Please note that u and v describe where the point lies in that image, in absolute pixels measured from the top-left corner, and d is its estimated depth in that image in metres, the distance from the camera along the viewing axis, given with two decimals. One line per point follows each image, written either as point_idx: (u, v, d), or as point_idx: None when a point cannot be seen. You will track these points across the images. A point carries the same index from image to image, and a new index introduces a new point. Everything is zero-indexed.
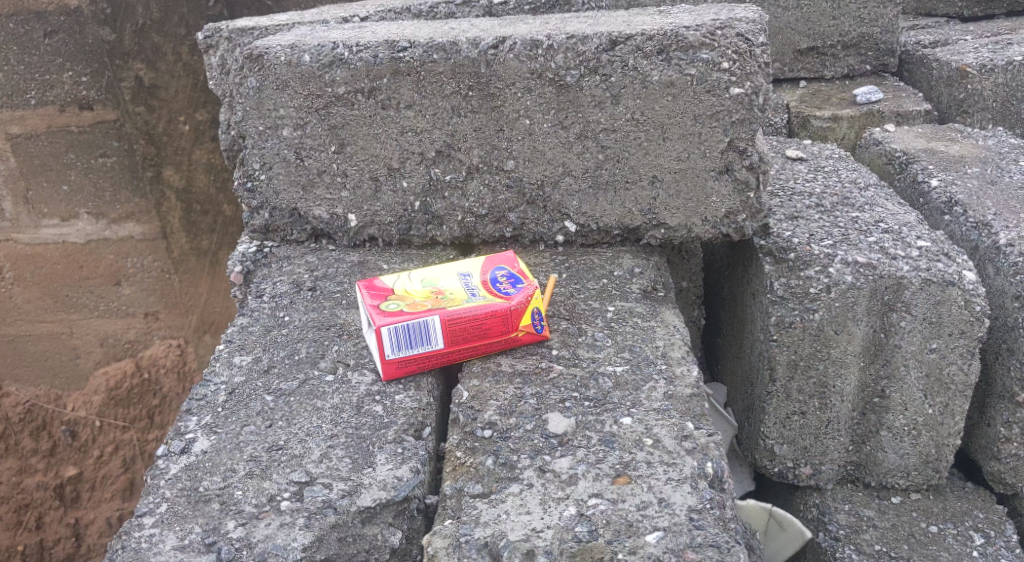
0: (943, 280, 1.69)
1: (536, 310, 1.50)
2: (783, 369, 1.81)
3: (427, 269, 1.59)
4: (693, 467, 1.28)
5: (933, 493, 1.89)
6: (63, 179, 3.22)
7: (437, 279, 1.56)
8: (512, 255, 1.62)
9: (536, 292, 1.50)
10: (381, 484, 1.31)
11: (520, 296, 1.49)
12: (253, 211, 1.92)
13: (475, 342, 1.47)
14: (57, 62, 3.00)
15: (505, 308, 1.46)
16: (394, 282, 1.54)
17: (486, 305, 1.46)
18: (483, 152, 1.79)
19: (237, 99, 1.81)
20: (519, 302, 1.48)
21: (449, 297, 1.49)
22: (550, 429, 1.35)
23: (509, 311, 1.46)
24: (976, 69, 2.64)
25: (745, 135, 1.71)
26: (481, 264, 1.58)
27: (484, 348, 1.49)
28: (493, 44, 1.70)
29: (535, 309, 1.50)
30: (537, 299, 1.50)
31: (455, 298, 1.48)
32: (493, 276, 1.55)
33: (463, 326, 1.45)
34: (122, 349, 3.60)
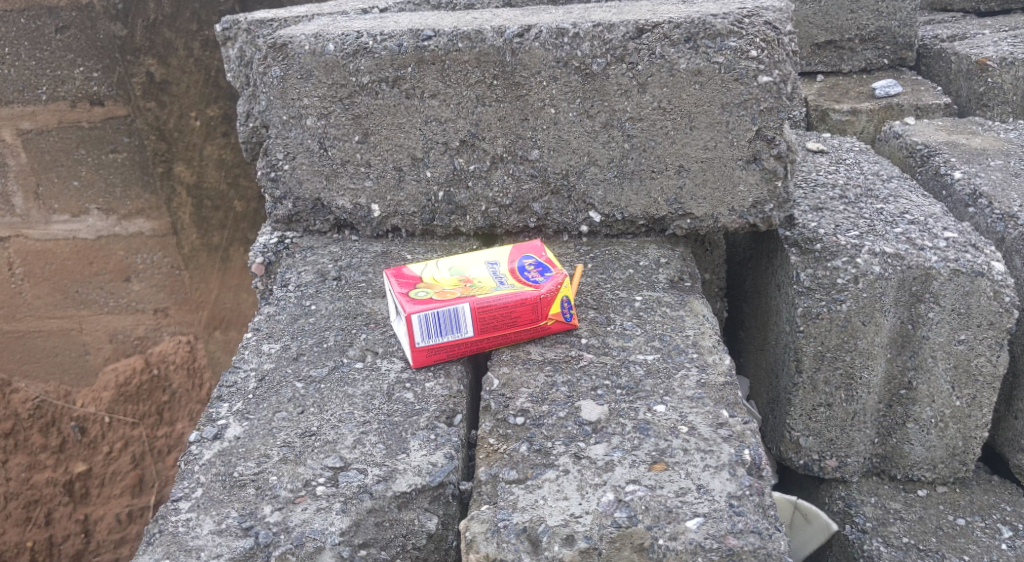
0: (972, 271, 1.69)
1: (566, 298, 1.49)
2: (809, 360, 1.80)
3: (455, 257, 1.58)
4: (730, 454, 1.26)
5: (959, 487, 1.87)
6: (73, 175, 3.22)
7: (465, 267, 1.55)
8: (541, 243, 1.61)
9: (566, 280, 1.49)
10: (416, 470, 1.30)
11: (550, 285, 1.47)
12: (276, 201, 1.91)
13: (504, 331, 1.47)
14: (68, 58, 3.00)
15: (535, 296, 1.45)
16: (422, 271, 1.54)
17: (515, 293, 1.45)
18: (507, 141, 1.78)
19: (261, 89, 1.81)
20: (549, 290, 1.46)
21: (477, 285, 1.49)
22: (583, 417, 1.34)
23: (538, 299, 1.45)
24: (996, 62, 2.63)
25: (773, 124, 1.69)
26: (508, 254, 1.58)
27: (514, 336, 1.48)
28: (518, 33, 1.69)
29: (565, 296, 1.49)
30: (567, 288, 1.49)
31: (484, 287, 1.48)
32: (521, 265, 1.54)
33: (493, 314, 1.44)
34: (133, 345, 3.62)
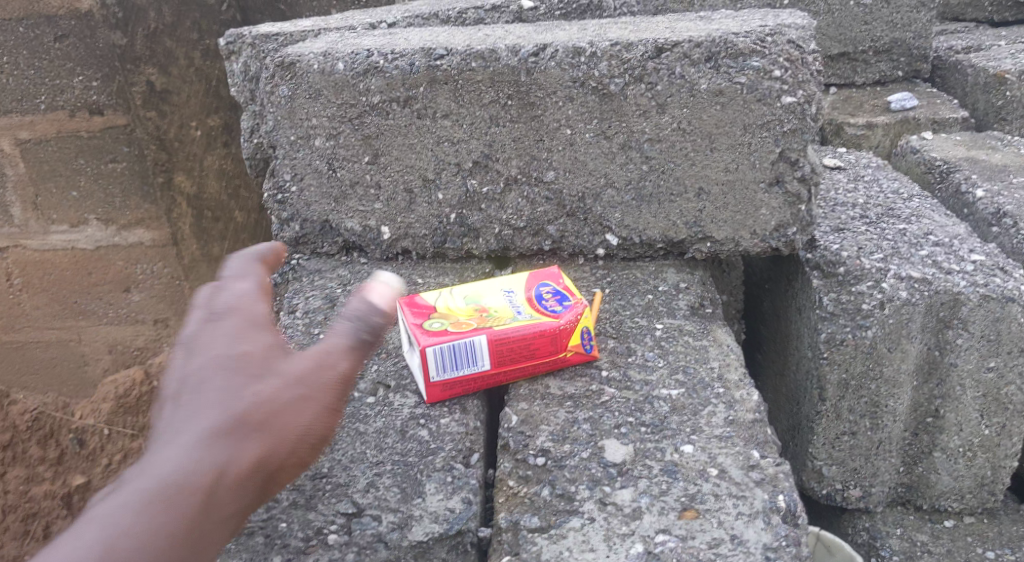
0: (1002, 297, 1.64)
1: (585, 329, 1.43)
2: (833, 389, 1.75)
3: (469, 283, 1.52)
4: (763, 500, 1.23)
5: (988, 517, 1.83)
6: (72, 185, 3.17)
7: (480, 294, 1.48)
8: (558, 269, 1.54)
9: (586, 310, 1.43)
10: (433, 517, 1.25)
11: (570, 315, 1.42)
12: (282, 223, 1.85)
13: (522, 362, 1.41)
14: (67, 66, 2.96)
15: (554, 327, 1.40)
16: (435, 299, 1.47)
17: (533, 324, 1.39)
18: (522, 163, 1.72)
19: (267, 108, 1.76)
20: (568, 320, 1.41)
21: (493, 314, 1.43)
22: (608, 457, 1.30)
23: (557, 330, 1.40)
24: (1014, 75, 2.59)
25: (797, 146, 1.64)
26: (525, 280, 1.51)
27: (532, 368, 1.43)
28: (533, 52, 1.65)
29: (585, 326, 1.43)
30: (587, 317, 1.43)
31: (501, 317, 1.42)
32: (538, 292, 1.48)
33: (510, 346, 1.39)
34: (132, 356, 3.55)
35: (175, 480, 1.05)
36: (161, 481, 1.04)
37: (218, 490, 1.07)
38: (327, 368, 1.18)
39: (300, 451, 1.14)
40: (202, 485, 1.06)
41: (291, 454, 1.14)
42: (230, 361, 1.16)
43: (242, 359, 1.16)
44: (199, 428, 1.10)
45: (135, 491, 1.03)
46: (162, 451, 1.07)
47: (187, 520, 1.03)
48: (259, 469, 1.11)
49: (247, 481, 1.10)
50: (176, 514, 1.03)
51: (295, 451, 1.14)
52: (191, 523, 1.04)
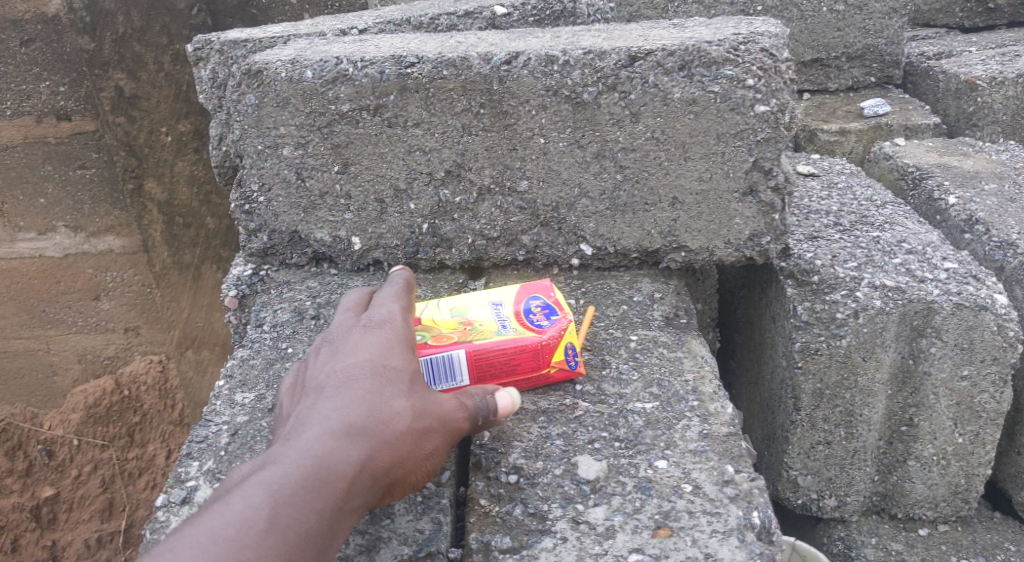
0: (976, 305, 1.63)
1: (571, 345, 1.41)
2: (808, 398, 1.74)
3: (457, 295, 1.51)
4: (738, 517, 1.22)
5: (962, 525, 1.83)
6: (40, 192, 3.10)
7: (467, 307, 1.46)
8: (548, 283, 1.50)
9: (572, 325, 1.41)
10: (403, 538, 1.24)
11: (553, 330, 1.40)
12: (250, 233, 1.82)
13: (504, 378, 1.39)
14: (34, 72, 2.87)
15: (536, 342, 1.38)
16: (421, 312, 1.46)
17: (515, 339, 1.38)
18: (495, 172, 1.70)
19: (234, 117, 1.72)
20: (552, 336, 1.39)
21: (477, 328, 1.41)
22: (581, 475, 1.29)
23: (539, 346, 1.38)
24: (986, 81, 2.60)
25: (770, 155, 1.63)
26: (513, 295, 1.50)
27: (515, 385, 1.40)
28: (506, 60, 1.62)
29: (571, 343, 1.41)
30: (572, 334, 1.41)
31: (483, 331, 1.41)
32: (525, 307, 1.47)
33: (490, 361, 1.37)
34: (102, 365, 3.48)
35: (321, 467, 1.15)
36: (308, 464, 1.15)
37: (354, 486, 1.16)
38: (461, 412, 1.25)
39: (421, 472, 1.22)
40: (342, 478, 1.15)
41: (416, 468, 1.22)
42: (381, 368, 1.25)
43: (389, 371, 1.25)
44: (346, 418, 1.20)
45: (291, 465, 1.15)
46: (313, 434, 1.18)
47: (325, 509, 1.13)
48: (387, 475, 1.20)
49: (375, 484, 1.19)
50: (309, 507, 1.12)
51: (420, 469, 1.23)
52: (328, 509, 1.13)
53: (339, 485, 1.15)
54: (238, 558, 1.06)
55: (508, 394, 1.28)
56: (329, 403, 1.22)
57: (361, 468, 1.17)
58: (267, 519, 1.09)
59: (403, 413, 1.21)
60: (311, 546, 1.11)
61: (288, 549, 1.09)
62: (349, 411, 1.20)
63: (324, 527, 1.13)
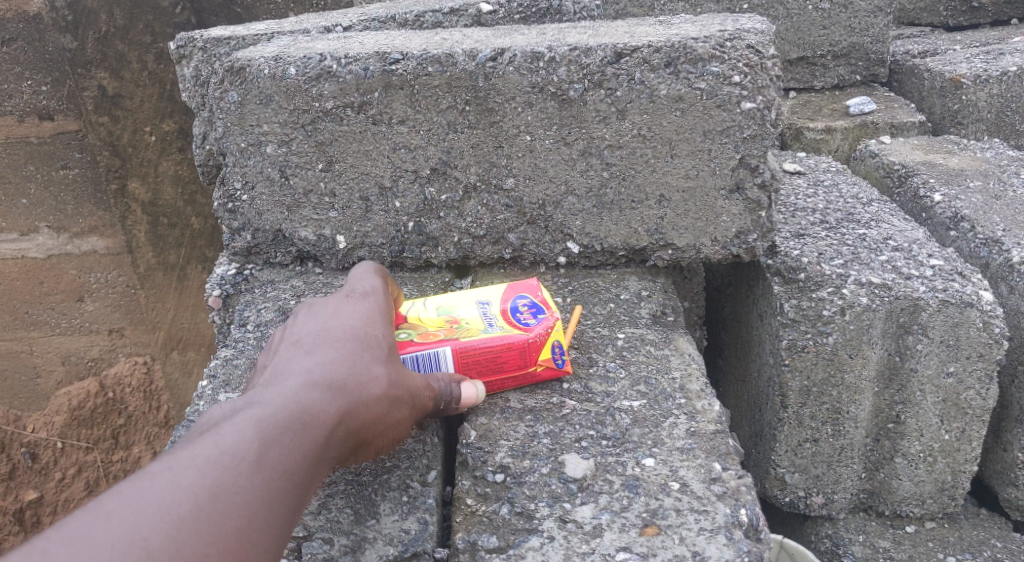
0: (961, 302, 1.63)
1: (557, 343, 1.39)
2: (795, 396, 1.74)
3: (444, 295, 1.50)
4: (726, 515, 1.21)
5: (948, 521, 1.83)
6: (22, 193, 3.03)
7: (454, 306, 1.46)
8: (537, 282, 1.49)
9: (559, 324, 1.39)
10: (388, 538, 1.23)
11: (540, 328, 1.38)
12: (234, 232, 1.80)
13: (490, 376, 1.38)
14: (15, 71, 2.79)
15: (523, 340, 1.36)
16: (409, 309, 1.46)
17: (502, 337, 1.36)
18: (481, 169, 1.69)
19: (217, 114, 1.70)
20: (538, 334, 1.37)
21: (463, 327, 1.40)
22: (568, 473, 1.28)
23: (525, 343, 1.36)
24: (970, 79, 2.61)
25: (757, 152, 1.62)
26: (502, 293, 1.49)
27: (501, 382, 1.39)
28: (492, 56, 1.61)
29: (558, 340, 1.39)
30: (559, 331, 1.39)
31: (471, 328, 1.39)
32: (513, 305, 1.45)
33: (476, 359, 1.36)
34: (86, 367, 3.43)
35: (305, 415, 1.14)
36: (294, 410, 1.14)
37: (331, 439, 1.16)
38: (428, 388, 1.28)
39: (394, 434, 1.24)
40: (325, 427, 1.15)
41: (385, 433, 1.23)
42: (363, 332, 1.27)
43: (367, 336, 1.26)
44: (331, 373, 1.20)
45: (274, 410, 1.13)
46: (297, 384, 1.17)
47: (308, 456, 1.12)
48: (360, 435, 1.20)
49: (348, 443, 1.19)
50: (292, 452, 1.10)
51: (386, 436, 1.24)
52: (310, 458, 1.12)
53: (319, 437, 1.14)
54: (224, 486, 1.03)
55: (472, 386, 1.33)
56: (308, 359, 1.21)
57: (341, 423, 1.16)
58: (252, 459, 1.07)
59: (382, 377, 1.23)
60: (292, 490, 1.09)
61: (271, 488, 1.06)
62: (330, 367, 1.20)
63: (305, 472, 1.11)
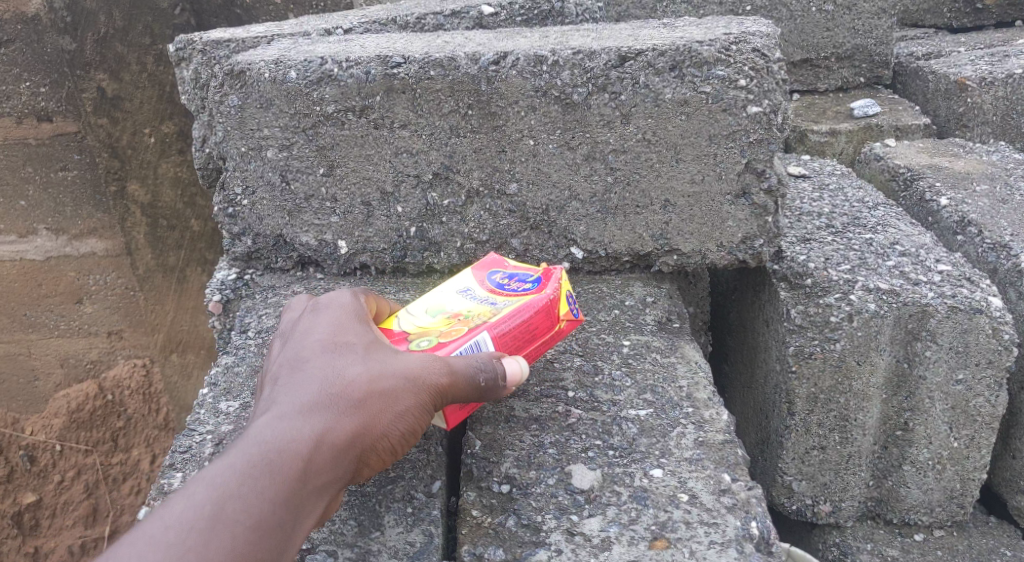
0: (970, 308, 1.62)
1: (569, 292, 1.39)
2: (802, 403, 1.72)
3: (423, 299, 1.44)
4: (736, 528, 1.20)
5: (957, 530, 1.81)
6: (20, 195, 3.00)
7: (445, 305, 1.42)
8: (498, 258, 1.50)
9: (563, 275, 1.39)
10: (393, 551, 1.20)
11: (551, 284, 1.37)
12: (234, 238, 1.78)
13: (528, 347, 1.35)
14: (14, 72, 2.75)
15: (545, 300, 1.34)
16: (403, 323, 1.39)
17: (525, 305, 1.34)
18: (483, 174, 1.67)
19: (217, 118, 1.68)
20: (553, 289, 1.36)
21: (473, 316, 1.36)
22: (575, 484, 1.26)
23: (548, 302, 1.35)
24: (975, 82, 2.59)
25: (764, 156, 1.60)
26: (475, 276, 1.47)
27: (539, 349, 1.36)
28: (494, 60, 1.59)
29: (568, 291, 1.39)
30: (566, 282, 1.39)
31: (486, 312, 1.35)
32: (496, 281, 1.44)
33: (513, 334, 1.32)
34: (85, 370, 3.41)
35: (273, 448, 1.14)
36: (261, 450, 1.14)
37: (315, 459, 1.16)
38: (432, 365, 1.22)
39: (394, 435, 1.21)
40: (298, 456, 1.14)
41: (388, 431, 1.21)
42: (335, 347, 1.25)
43: (344, 345, 1.25)
44: (302, 399, 1.19)
45: (240, 454, 1.14)
46: (267, 420, 1.17)
47: (285, 485, 1.13)
48: (353, 444, 1.18)
49: (341, 456, 1.17)
50: (261, 495, 1.11)
51: (393, 433, 1.21)
52: (284, 489, 1.13)
53: (297, 462, 1.14)
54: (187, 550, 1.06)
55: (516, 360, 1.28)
56: (285, 386, 1.22)
57: (321, 441, 1.16)
58: (215, 514, 1.09)
59: (360, 386, 1.20)
60: (270, 528, 1.10)
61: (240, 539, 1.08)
62: (300, 394, 1.20)
63: (281, 510, 1.12)
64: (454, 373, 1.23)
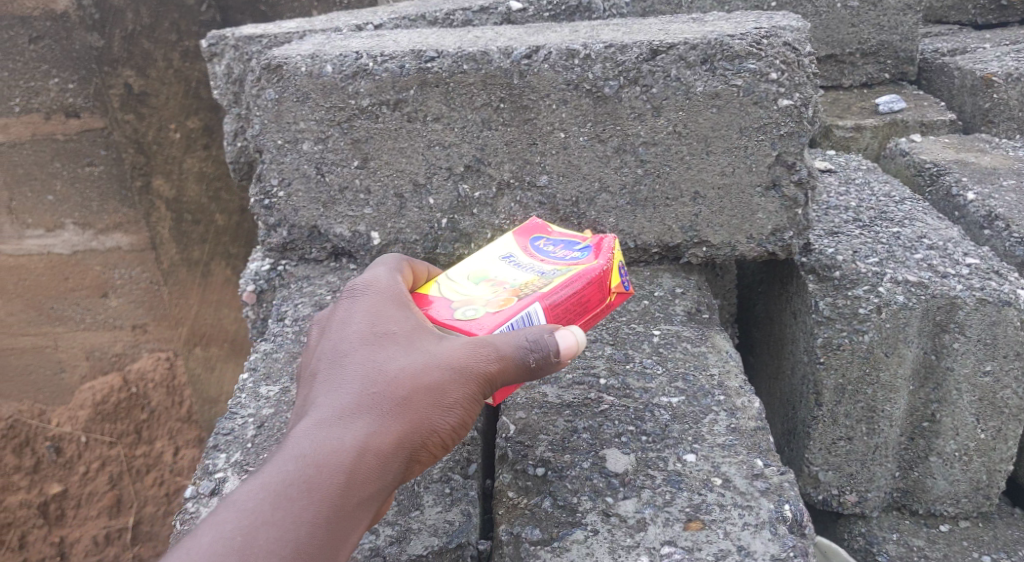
0: (998, 300, 1.63)
1: (621, 265, 1.36)
2: (830, 394, 1.73)
3: (462, 265, 1.41)
4: (769, 510, 1.22)
5: (983, 521, 1.82)
6: (48, 189, 3.05)
7: (488, 271, 1.38)
8: (541, 224, 1.47)
9: (615, 245, 1.36)
10: (432, 530, 1.23)
11: (603, 256, 1.34)
12: (269, 228, 1.81)
13: (579, 318, 1.31)
14: (42, 68, 2.83)
15: (599, 271, 1.31)
16: (445, 291, 1.36)
17: (578, 275, 1.30)
18: (515, 166, 1.70)
19: (254, 111, 1.72)
20: (606, 260, 1.33)
21: (522, 285, 1.33)
22: (609, 468, 1.28)
23: (601, 273, 1.32)
24: (1001, 78, 2.59)
25: (794, 149, 1.62)
26: (516, 244, 1.44)
27: (589, 320, 1.33)
28: (526, 54, 1.62)
29: (619, 264, 1.36)
30: (618, 254, 1.36)
31: (535, 282, 1.32)
32: (540, 251, 1.41)
33: (566, 305, 1.29)
34: (110, 362, 3.45)
35: (319, 456, 1.16)
36: (306, 459, 1.15)
37: (360, 463, 1.17)
38: (478, 353, 1.20)
39: (441, 429, 1.21)
40: (343, 463, 1.16)
41: (436, 425, 1.20)
42: (373, 341, 1.25)
43: (383, 338, 1.25)
44: (343, 403, 1.20)
45: (286, 464, 1.15)
46: (309, 427, 1.18)
47: (334, 492, 1.14)
48: (402, 443, 1.19)
49: (389, 455, 1.18)
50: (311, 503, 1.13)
51: (441, 427, 1.21)
52: (333, 496, 1.14)
53: (342, 468, 1.16)
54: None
55: (572, 330, 1.20)
56: (325, 387, 1.23)
57: (367, 443, 1.17)
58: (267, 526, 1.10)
59: (403, 384, 1.20)
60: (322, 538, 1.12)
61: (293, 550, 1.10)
62: (342, 398, 1.20)
63: (331, 515, 1.14)
64: (504, 357, 1.19)
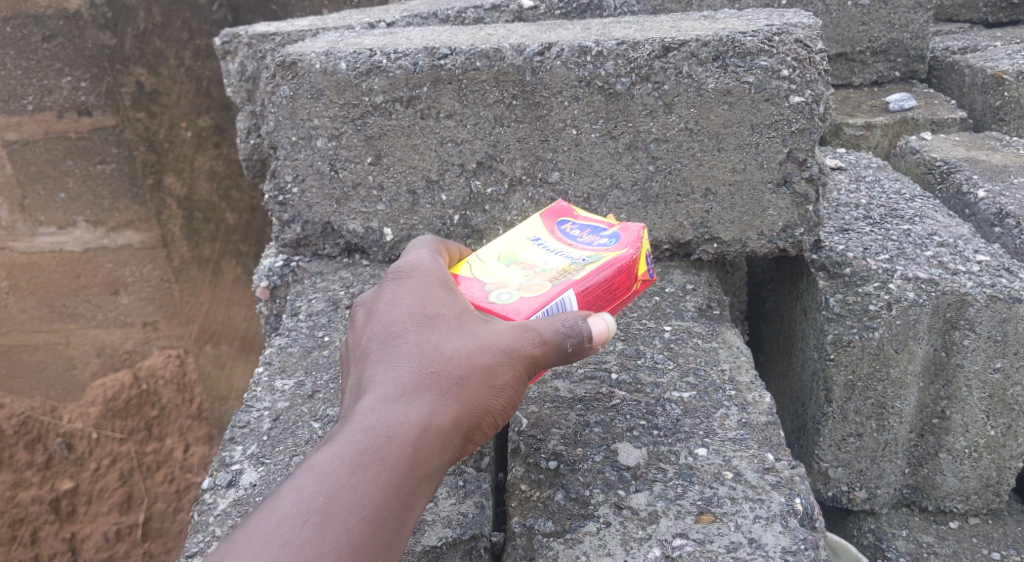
0: (1009, 297, 1.63)
1: (648, 252, 1.37)
2: (840, 390, 1.74)
3: (493, 246, 1.43)
4: (780, 503, 1.23)
5: (992, 518, 1.83)
6: (60, 186, 3.08)
7: (519, 254, 1.40)
8: (569, 207, 1.49)
9: (643, 231, 1.37)
10: (446, 521, 1.25)
11: (631, 243, 1.35)
12: (283, 224, 1.82)
13: (608, 304, 1.33)
14: (55, 67, 2.86)
15: (628, 259, 1.32)
16: (477, 272, 1.38)
17: (607, 262, 1.32)
18: (526, 163, 1.71)
19: (269, 108, 1.73)
20: (634, 248, 1.34)
21: (553, 269, 1.34)
22: (621, 461, 1.29)
23: (630, 261, 1.33)
24: (1012, 76, 2.59)
25: (805, 145, 1.63)
26: (545, 226, 1.46)
27: (616, 306, 1.35)
28: (539, 51, 1.63)
29: (647, 250, 1.37)
30: (647, 240, 1.37)
31: (566, 268, 1.34)
32: (569, 235, 1.43)
33: (596, 292, 1.30)
34: (121, 359, 3.47)
35: (380, 434, 1.17)
36: (367, 435, 1.17)
37: (421, 442, 1.18)
38: (524, 338, 1.22)
39: (495, 409, 1.23)
40: (405, 441, 1.17)
41: (491, 406, 1.22)
42: (424, 322, 1.27)
43: (434, 319, 1.27)
44: (400, 382, 1.21)
45: (348, 441, 1.17)
46: (368, 406, 1.20)
47: (397, 469, 1.16)
48: (459, 422, 1.21)
49: (448, 435, 1.20)
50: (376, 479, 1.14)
51: (495, 408, 1.23)
52: (395, 474, 1.15)
53: (404, 445, 1.17)
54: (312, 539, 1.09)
55: (604, 317, 1.24)
56: (380, 366, 1.24)
57: (428, 421, 1.19)
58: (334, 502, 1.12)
59: (457, 363, 1.22)
60: (388, 514, 1.14)
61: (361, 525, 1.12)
62: (398, 377, 1.22)
63: (395, 492, 1.15)
64: (546, 342, 1.22)
